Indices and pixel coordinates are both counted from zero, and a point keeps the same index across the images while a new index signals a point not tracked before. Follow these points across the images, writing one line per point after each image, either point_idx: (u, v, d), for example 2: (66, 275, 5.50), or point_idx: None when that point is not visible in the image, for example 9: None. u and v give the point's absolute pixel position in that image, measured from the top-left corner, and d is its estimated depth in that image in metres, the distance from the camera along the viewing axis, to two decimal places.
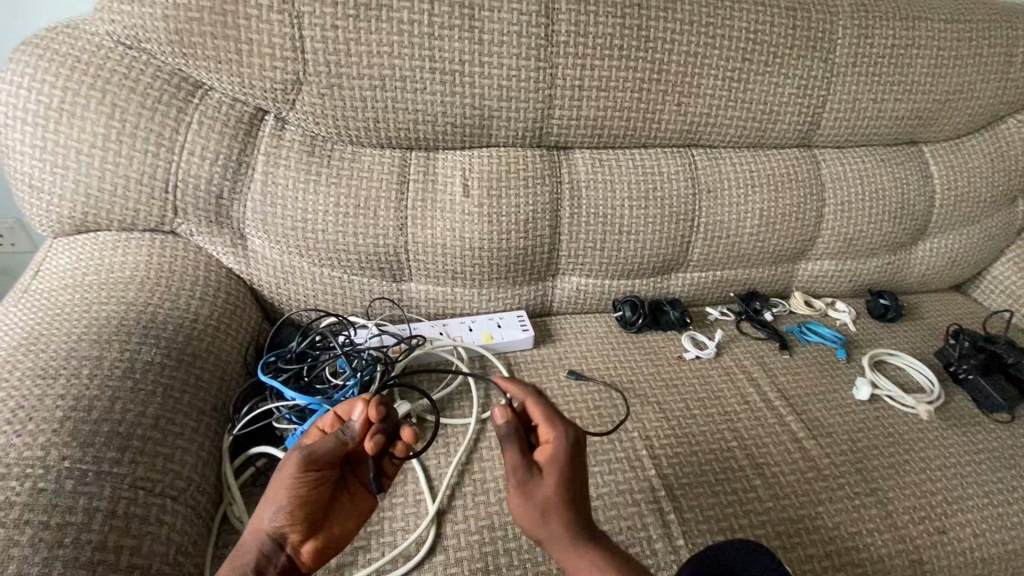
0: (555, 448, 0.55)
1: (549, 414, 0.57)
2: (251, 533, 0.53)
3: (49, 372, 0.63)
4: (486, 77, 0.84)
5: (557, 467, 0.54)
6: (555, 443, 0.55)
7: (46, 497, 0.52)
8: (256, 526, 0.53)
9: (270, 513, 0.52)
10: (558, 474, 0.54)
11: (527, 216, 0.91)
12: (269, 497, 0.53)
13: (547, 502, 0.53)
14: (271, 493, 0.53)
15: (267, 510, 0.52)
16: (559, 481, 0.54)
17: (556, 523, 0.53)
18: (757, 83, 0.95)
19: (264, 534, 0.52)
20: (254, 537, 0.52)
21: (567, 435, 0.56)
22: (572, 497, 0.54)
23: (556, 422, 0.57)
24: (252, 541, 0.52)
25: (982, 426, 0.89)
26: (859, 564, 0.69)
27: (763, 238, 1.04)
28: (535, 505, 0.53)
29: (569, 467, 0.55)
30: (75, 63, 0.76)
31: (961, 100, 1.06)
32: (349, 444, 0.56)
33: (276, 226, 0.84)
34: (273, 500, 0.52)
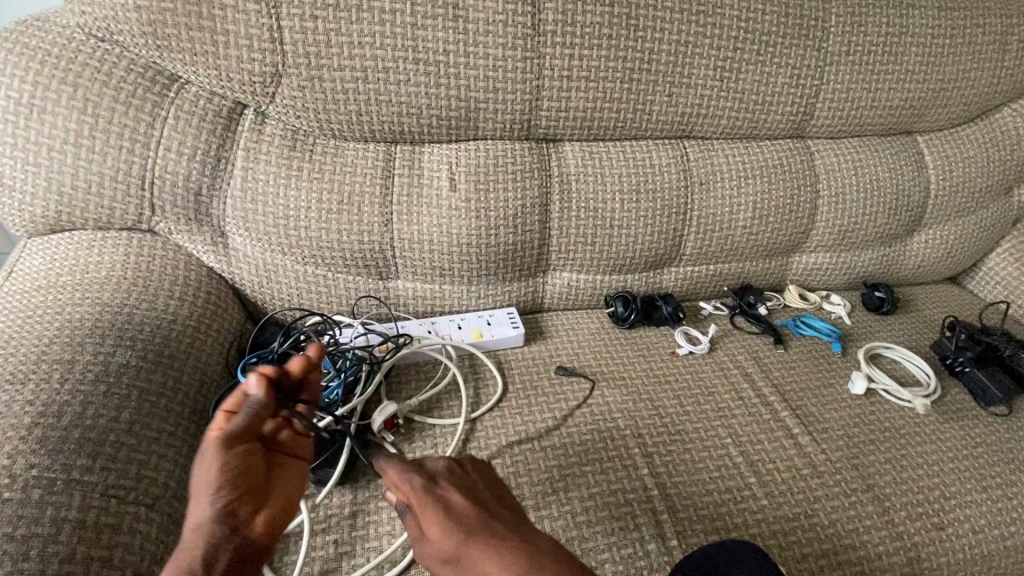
0: (418, 498, 0.52)
1: (397, 475, 0.54)
2: (187, 535, 0.47)
3: (18, 377, 0.60)
4: (472, 67, 0.82)
5: (435, 511, 0.50)
6: (417, 496, 0.52)
7: (11, 508, 0.50)
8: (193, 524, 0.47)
9: (207, 498, 0.48)
10: (437, 517, 0.50)
11: (516, 211, 0.89)
12: (197, 487, 0.49)
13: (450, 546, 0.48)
14: (198, 483, 0.49)
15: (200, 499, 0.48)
16: (442, 520, 0.49)
17: (474, 557, 0.47)
18: (749, 73, 0.93)
19: (209, 524, 0.47)
20: (193, 532, 0.47)
21: (419, 484, 0.53)
22: (467, 526, 0.49)
23: (406, 479, 0.53)
24: (193, 535, 0.47)
25: (979, 419, 0.88)
26: (856, 562, 0.68)
27: (756, 231, 1.02)
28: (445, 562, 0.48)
29: (446, 507, 0.51)
30: (45, 57, 0.73)
31: (955, 89, 1.05)
32: (260, 414, 0.53)
33: (258, 224, 0.82)
34: (202, 486, 0.48)
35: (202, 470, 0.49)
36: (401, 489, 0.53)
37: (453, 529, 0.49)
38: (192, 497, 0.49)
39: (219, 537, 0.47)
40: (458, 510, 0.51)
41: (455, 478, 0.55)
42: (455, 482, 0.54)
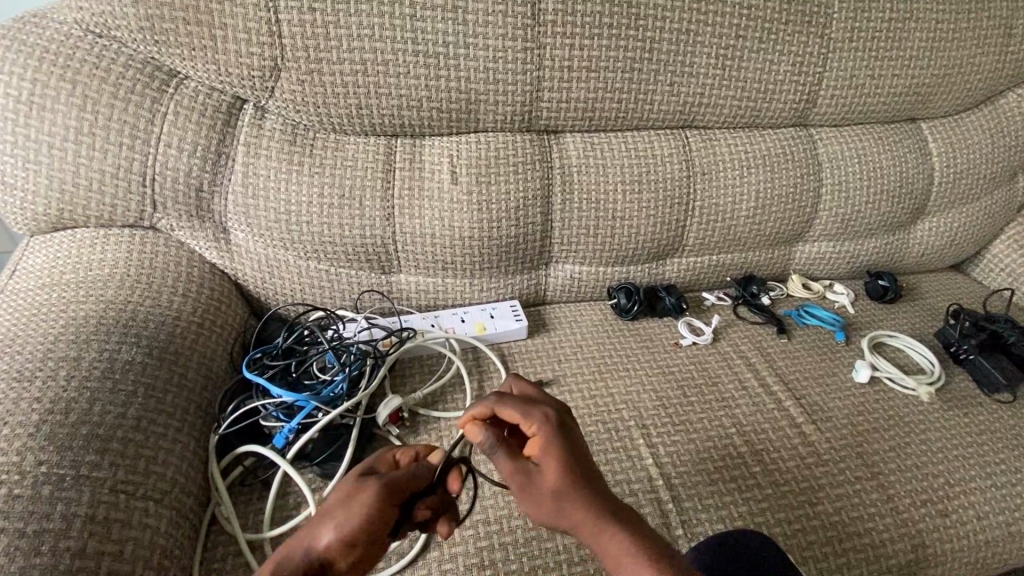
0: (542, 433, 0.51)
1: (519, 406, 0.52)
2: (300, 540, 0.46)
3: (25, 375, 0.61)
4: (472, 59, 0.81)
5: (555, 456, 0.49)
6: (540, 433, 0.51)
7: (23, 505, 0.50)
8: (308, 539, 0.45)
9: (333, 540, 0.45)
10: (558, 465, 0.49)
11: (517, 203, 0.88)
12: (336, 513, 0.46)
13: (561, 492, 0.48)
14: (342, 508, 0.46)
15: (331, 527, 0.46)
16: (562, 469, 0.49)
17: (579, 513, 0.48)
18: (752, 61, 0.92)
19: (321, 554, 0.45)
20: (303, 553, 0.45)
21: (548, 421, 0.51)
22: (581, 481, 0.49)
23: (530, 412, 0.52)
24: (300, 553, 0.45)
25: (983, 406, 0.88)
26: (861, 549, 0.68)
27: (760, 220, 1.02)
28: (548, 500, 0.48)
29: (568, 452, 0.50)
30: (42, 53, 0.73)
31: (959, 75, 1.04)
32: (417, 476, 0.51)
33: (259, 219, 0.82)
34: (342, 523, 0.45)
35: (351, 515, 0.46)
36: (522, 423, 0.52)
37: (569, 480, 0.49)
38: (323, 517, 0.46)
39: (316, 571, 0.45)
40: (577, 465, 0.50)
41: (574, 430, 0.53)
42: (575, 431, 0.53)
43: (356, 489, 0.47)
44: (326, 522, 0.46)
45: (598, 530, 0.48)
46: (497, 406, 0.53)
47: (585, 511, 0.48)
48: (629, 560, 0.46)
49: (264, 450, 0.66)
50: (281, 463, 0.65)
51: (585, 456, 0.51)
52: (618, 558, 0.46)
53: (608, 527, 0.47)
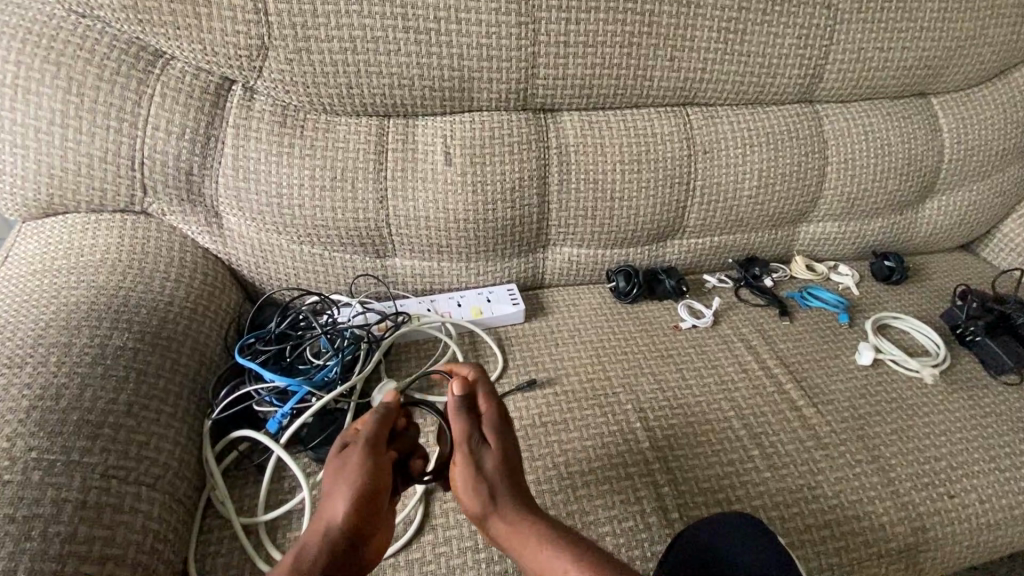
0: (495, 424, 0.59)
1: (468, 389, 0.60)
2: (317, 526, 0.49)
3: (15, 362, 0.60)
4: (464, 34, 0.79)
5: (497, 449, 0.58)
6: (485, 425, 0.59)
7: (12, 490, 0.50)
8: (325, 521, 0.49)
9: (346, 509, 0.49)
10: (492, 460, 0.57)
11: (513, 183, 0.86)
12: (339, 485, 0.50)
13: (490, 482, 0.56)
14: (341, 480, 0.51)
15: (341, 499, 0.50)
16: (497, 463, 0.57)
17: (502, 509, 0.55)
18: (755, 34, 0.89)
19: (339, 525, 0.49)
20: (322, 534, 0.48)
21: (493, 419, 0.60)
22: (511, 480, 0.57)
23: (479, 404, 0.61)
24: (319, 537, 0.48)
25: (989, 389, 0.86)
26: (860, 533, 0.68)
27: (762, 200, 0.99)
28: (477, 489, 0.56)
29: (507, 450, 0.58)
30: (26, 35, 0.71)
31: (972, 47, 1.00)
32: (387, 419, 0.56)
33: (251, 203, 0.81)
34: (347, 490, 0.50)
35: (352, 474, 0.51)
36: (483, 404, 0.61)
37: (500, 474, 0.56)
38: (331, 497, 0.50)
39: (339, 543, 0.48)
40: (509, 463, 0.58)
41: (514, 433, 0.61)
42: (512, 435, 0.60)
43: (347, 460, 0.52)
44: (334, 497, 0.50)
45: (516, 523, 0.54)
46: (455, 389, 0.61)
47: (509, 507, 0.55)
48: (546, 550, 0.51)
49: (257, 435, 0.67)
50: (274, 447, 0.66)
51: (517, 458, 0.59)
52: (533, 547, 0.52)
53: (525, 522, 0.54)
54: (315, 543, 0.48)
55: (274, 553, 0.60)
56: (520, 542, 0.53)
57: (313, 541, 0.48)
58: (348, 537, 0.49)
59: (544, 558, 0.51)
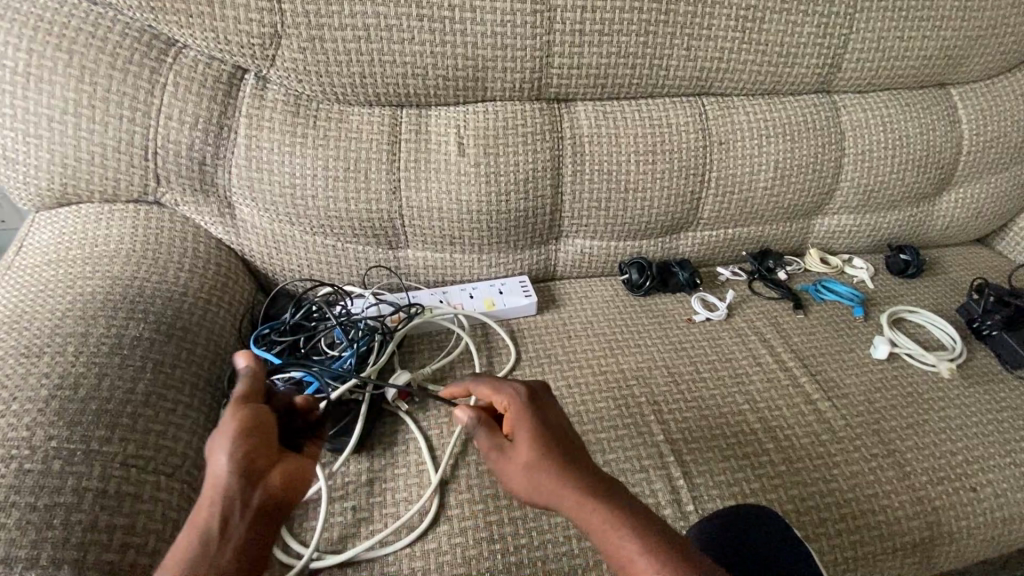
0: (514, 410, 0.53)
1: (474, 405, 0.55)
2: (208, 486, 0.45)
3: (33, 351, 0.60)
4: (479, 23, 0.78)
5: (526, 430, 0.52)
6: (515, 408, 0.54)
7: (34, 479, 0.50)
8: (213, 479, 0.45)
9: (231, 455, 0.45)
10: (533, 439, 0.51)
11: (527, 174, 0.86)
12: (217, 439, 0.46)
13: (538, 467, 0.49)
14: (218, 433, 0.47)
15: (221, 451, 0.45)
16: (539, 439, 0.51)
17: (555, 484, 0.48)
18: (773, 23, 0.88)
19: (228, 476, 0.45)
20: (212, 492, 0.44)
21: (522, 398, 0.54)
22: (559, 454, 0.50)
23: (502, 388, 0.55)
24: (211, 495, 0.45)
25: (1005, 383, 0.85)
26: (875, 527, 0.67)
27: (777, 192, 0.98)
28: (524, 475, 0.49)
29: (541, 426, 0.52)
30: (38, 23, 0.71)
31: (994, 36, 0.98)
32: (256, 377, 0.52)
33: (264, 193, 0.80)
34: (226, 437, 0.46)
35: (228, 423, 0.47)
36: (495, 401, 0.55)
37: (544, 455, 0.50)
38: (213, 456, 0.46)
39: (236, 492, 0.45)
40: (552, 437, 0.52)
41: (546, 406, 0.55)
42: (547, 410, 0.55)
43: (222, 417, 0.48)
44: (215, 454, 0.46)
45: (574, 500, 0.48)
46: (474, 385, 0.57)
47: (563, 481, 0.48)
48: (615, 530, 0.46)
49: None
50: None
51: (561, 427, 0.54)
52: (601, 526, 0.47)
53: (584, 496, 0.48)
54: (209, 505, 0.44)
55: (291, 542, 0.60)
56: (588, 521, 0.47)
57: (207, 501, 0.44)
58: (247, 490, 0.45)
59: (613, 537, 0.46)
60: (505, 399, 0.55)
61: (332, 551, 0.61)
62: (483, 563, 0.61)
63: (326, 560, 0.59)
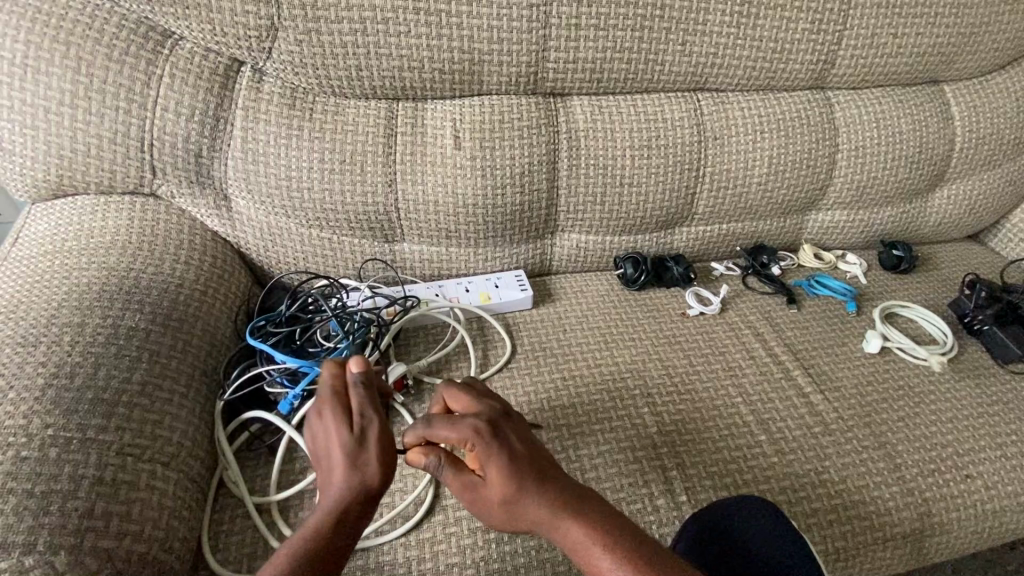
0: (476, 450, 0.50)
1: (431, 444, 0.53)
2: (342, 483, 0.48)
3: (29, 341, 0.61)
4: (475, 16, 0.78)
5: (496, 467, 0.49)
6: (470, 446, 0.50)
7: (30, 466, 0.51)
8: (350, 482, 0.48)
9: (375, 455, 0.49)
10: (496, 475, 0.49)
11: (522, 168, 0.86)
12: (338, 432, 0.49)
13: (518, 504, 0.49)
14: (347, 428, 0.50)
15: (372, 461, 0.49)
16: (504, 473, 0.49)
17: (528, 511, 0.49)
18: (767, 19, 0.88)
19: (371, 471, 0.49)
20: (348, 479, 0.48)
21: (476, 433, 0.50)
22: (527, 487, 0.49)
23: (452, 429, 0.51)
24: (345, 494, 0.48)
25: (996, 377, 0.86)
26: (866, 517, 0.68)
27: (771, 188, 0.99)
28: (500, 511, 0.50)
29: (511, 459, 0.50)
30: (34, 14, 0.71)
31: (987, 33, 0.99)
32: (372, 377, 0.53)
33: (260, 186, 0.81)
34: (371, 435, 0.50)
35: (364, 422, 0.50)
36: (453, 438, 0.51)
37: (521, 488, 0.49)
38: (356, 460, 0.49)
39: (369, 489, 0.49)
40: (515, 465, 0.50)
41: (501, 432, 0.51)
42: (509, 431, 0.52)
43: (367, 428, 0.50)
44: (363, 461, 0.49)
45: (552, 527, 0.49)
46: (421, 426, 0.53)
47: (535, 509, 0.49)
48: (593, 553, 0.47)
49: (268, 415, 0.67)
50: (286, 428, 0.66)
51: (526, 450, 0.51)
52: (581, 550, 0.47)
53: (559, 523, 0.48)
54: (347, 506, 0.47)
55: (286, 531, 0.61)
56: (570, 544, 0.48)
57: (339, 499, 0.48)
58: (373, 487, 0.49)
59: (593, 560, 0.47)
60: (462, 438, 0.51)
61: None
62: (478, 552, 0.62)
63: None
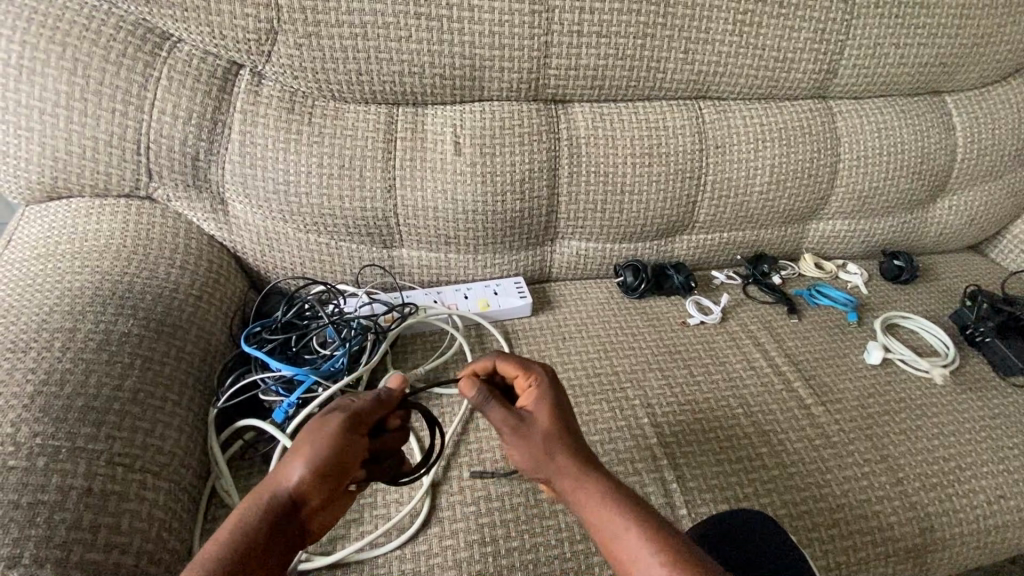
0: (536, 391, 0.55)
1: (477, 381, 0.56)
2: (264, 491, 0.45)
3: (19, 346, 0.59)
4: (477, 22, 0.78)
5: (546, 410, 0.54)
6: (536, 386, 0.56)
7: (17, 476, 0.49)
8: (273, 487, 0.45)
9: (305, 471, 0.45)
10: (552, 413, 0.53)
11: (523, 175, 0.85)
12: (297, 443, 0.47)
13: (550, 445, 0.51)
14: (307, 442, 0.47)
15: (297, 463, 0.46)
16: (554, 418, 0.53)
17: (561, 455, 0.50)
18: (771, 28, 0.88)
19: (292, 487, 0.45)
20: (272, 491, 0.45)
21: (542, 381, 0.56)
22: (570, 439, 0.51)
23: (530, 368, 0.57)
24: (265, 502, 0.45)
25: (998, 390, 0.86)
26: (868, 532, 0.67)
27: (773, 197, 0.98)
28: (538, 445, 0.51)
29: (560, 412, 0.54)
30: (31, 15, 0.70)
31: (989, 45, 0.99)
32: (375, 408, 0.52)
33: (257, 190, 0.80)
34: (312, 451, 0.46)
35: (322, 437, 0.47)
36: (520, 376, 0.57)
37: (561, 433, 0.52)
38: (285, 458, 0.46)
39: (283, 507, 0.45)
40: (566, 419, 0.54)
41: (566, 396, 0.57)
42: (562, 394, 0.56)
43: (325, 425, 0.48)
44: (291, 460, 0.46)
45: (580, 477, 0.48)
46: (502, 358, 0.59)
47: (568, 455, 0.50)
48: (608, 508, 0.45)
49: (263, 424, 0.66)
50: (280, 437, 0.65)
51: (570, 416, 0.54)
52: (595, 505, 0.46)
53: (586, 477, 0.48)
54: (258, 506, 0.44)
55: None
56: (582, 500, 0.47)
57: (258, 507, 0.44)
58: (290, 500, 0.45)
59: (603, 518, 0.45)
60: (527, 373, 0.57)
61: (321, 552, 0.60)
62: (474, 566, 0.60)
63: (318, 560, 0.59)
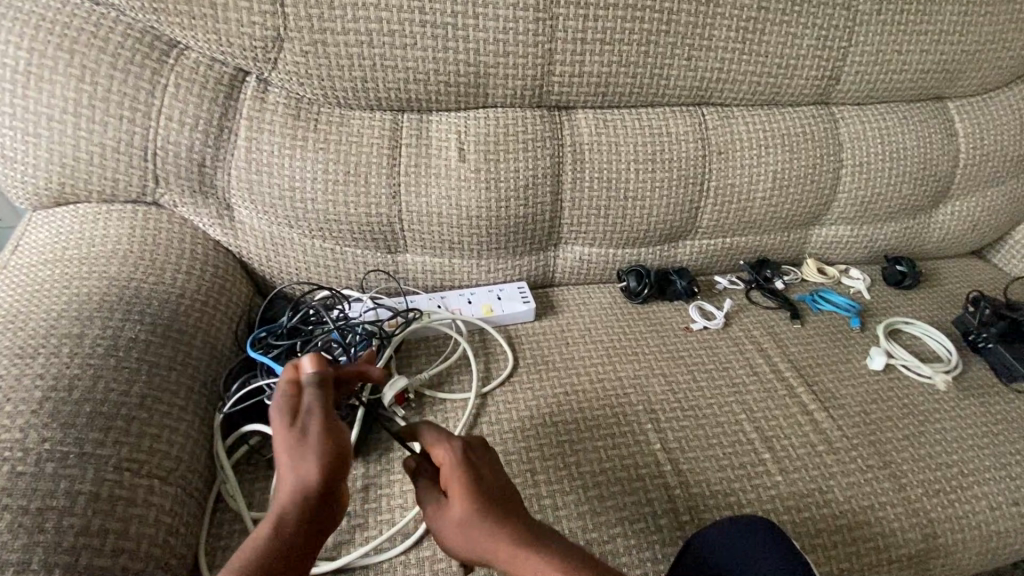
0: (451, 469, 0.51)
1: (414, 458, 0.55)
2: (288, 497, 0.45)
3: (27, 352, 0.60)
4: (482, 30, 0.78)
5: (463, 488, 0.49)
6: (449, 461, 0.51)
7: (25, 482, 0.50)
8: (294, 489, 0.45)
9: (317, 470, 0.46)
10: (467, 493, 0.49)
11: (526, 181, 0.86)
12: (286, 454, 0.47)
13: (472, 527, 0.48)
14: (304, 446, 0.47)
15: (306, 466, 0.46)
16: (472, 495, 0.49)
17: (486, 537, 0.47)
18: (773, 35, 0.88)
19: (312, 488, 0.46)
20: (294, 496, 0.45)
21: (455, 454, 0.51)
22: (494, 519, 0.48)
23: (442, 441, 0.52)
24: (292, 506, 0.45)
25: (1001, 396, 0.86)
26: (872, 539, 0.67)
27: (775, 202, 0.99)
28: (462, 533, 0.48)
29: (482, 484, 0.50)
30: (39, 22, 0.71)
31: (991, 52, 0.99)
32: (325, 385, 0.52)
33: (263, 196, 0.80)
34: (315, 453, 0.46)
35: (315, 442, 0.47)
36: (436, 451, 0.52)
37: (485, 506, 0.49)
38: (289, 467, 0.46)
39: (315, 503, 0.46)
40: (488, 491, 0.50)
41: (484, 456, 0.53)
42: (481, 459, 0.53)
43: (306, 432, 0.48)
44: (296, 467, 0.46)
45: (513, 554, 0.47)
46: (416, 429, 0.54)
47: (496, 531, 0.48)
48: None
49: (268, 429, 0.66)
50: None
51: (496, 480, 0.52)
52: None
53: (525, 550, 0.47)
54: (288, 513, 0.45)
55: None
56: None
57: (288, 512, 0.45)
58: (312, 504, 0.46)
59: None
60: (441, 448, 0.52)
61: (325, 558, 0.60)
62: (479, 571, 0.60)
63: (323, 565, 0.59)
